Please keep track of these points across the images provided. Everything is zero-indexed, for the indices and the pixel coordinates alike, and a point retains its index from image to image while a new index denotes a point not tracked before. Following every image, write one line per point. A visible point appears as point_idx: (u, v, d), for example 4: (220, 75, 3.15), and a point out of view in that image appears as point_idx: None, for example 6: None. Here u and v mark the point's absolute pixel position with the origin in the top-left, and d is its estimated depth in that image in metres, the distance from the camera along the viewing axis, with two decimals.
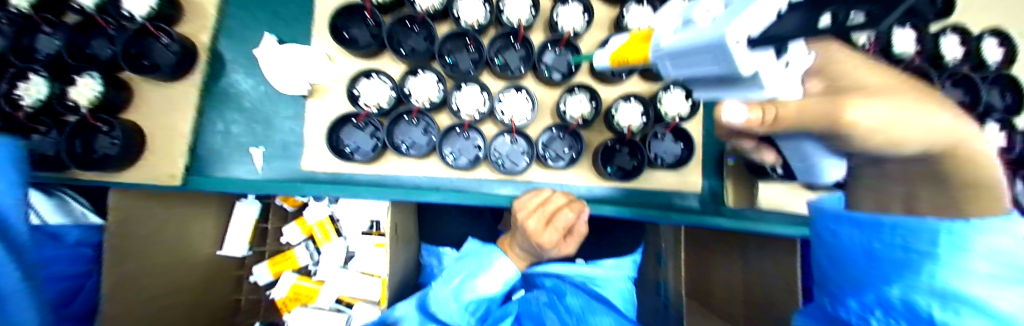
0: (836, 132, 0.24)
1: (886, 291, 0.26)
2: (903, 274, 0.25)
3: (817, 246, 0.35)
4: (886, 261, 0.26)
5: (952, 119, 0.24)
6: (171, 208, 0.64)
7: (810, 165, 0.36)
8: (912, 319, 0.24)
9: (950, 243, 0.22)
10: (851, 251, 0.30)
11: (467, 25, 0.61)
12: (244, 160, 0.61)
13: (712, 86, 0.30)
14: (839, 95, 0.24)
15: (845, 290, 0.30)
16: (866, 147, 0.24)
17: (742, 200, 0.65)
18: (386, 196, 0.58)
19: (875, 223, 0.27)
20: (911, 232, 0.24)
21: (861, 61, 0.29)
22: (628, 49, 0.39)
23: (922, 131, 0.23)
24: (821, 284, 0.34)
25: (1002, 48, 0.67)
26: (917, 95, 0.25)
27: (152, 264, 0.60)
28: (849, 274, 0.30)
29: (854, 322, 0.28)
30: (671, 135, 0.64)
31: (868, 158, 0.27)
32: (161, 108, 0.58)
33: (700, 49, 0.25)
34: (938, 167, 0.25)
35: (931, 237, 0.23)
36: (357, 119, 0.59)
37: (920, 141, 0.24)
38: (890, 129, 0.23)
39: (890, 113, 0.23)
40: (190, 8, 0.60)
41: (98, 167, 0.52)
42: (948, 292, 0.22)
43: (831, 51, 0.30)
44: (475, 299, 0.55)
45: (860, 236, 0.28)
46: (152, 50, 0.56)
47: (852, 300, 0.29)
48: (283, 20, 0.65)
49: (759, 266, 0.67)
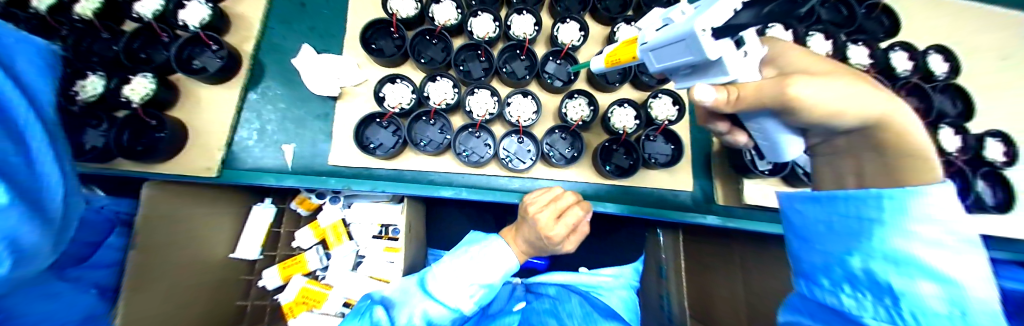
0: (788, 107, 0.29)
1: (843, 254, 0.34)
2: (856, 238, 0.34)
3: (791, 230, 0.44)
4: (843, 230, 0.36)
5: (885, 97, 0.30)
6: (200, 204, 0.70)
7: (773, 151, 0.40)
8: (874, 284, 0.31)
9: (894, 207, 0.30)
10: (821, 226, 0.39)
11: (478, 38, 0.68)
12: (275, 155, 0.68)
13: (688, 75, 0.37)
14: (788, 76, 0.29)
15: (810, 261, 0.39)
16: (812, 119, 0.30)
17: (730, 199, 0.68)
18: (402, 190, 0.64)
19: (834, 197, 0.36)
20: (857, 203, 0.34)
21: (809, 52, 0.34)
22: (619, 50, 0.45)
23: (858, 106, 0.29)
24: (795, 264, 0.43)
25: (948, 62, 0.77)
26: (856, 77, 0.31)
27: (173, 261, 0.64)
28: (816, 248, 0.39)
29: (824, 297, 0.36)
30: (662, 137, 0.69)
31: (821, 130, 0.33)
32: (206, 106, 0.67)
33: (676, 40, 0.31)
34: (877, 139, 0.32)
35: (878, 205, 0.32)
36: (380, 118, 0.66)
37: (856, 114, 0.29)
38: (830, 104, 0.28)
39: (827, 90, 0.28)
40: (240, 24, 0.71)
41: (150, 156, 0.59)
42: (901, 259, 0.29)
43: (785, 44, 0.36)
44: (477, 283, 0.59)
45: (825, 213, 0.38)
46: (202, 55, 0.68)
47: (823, 278, 0.37)
48: (319, 35, 0.75)
49: (763, 276, 0.70)
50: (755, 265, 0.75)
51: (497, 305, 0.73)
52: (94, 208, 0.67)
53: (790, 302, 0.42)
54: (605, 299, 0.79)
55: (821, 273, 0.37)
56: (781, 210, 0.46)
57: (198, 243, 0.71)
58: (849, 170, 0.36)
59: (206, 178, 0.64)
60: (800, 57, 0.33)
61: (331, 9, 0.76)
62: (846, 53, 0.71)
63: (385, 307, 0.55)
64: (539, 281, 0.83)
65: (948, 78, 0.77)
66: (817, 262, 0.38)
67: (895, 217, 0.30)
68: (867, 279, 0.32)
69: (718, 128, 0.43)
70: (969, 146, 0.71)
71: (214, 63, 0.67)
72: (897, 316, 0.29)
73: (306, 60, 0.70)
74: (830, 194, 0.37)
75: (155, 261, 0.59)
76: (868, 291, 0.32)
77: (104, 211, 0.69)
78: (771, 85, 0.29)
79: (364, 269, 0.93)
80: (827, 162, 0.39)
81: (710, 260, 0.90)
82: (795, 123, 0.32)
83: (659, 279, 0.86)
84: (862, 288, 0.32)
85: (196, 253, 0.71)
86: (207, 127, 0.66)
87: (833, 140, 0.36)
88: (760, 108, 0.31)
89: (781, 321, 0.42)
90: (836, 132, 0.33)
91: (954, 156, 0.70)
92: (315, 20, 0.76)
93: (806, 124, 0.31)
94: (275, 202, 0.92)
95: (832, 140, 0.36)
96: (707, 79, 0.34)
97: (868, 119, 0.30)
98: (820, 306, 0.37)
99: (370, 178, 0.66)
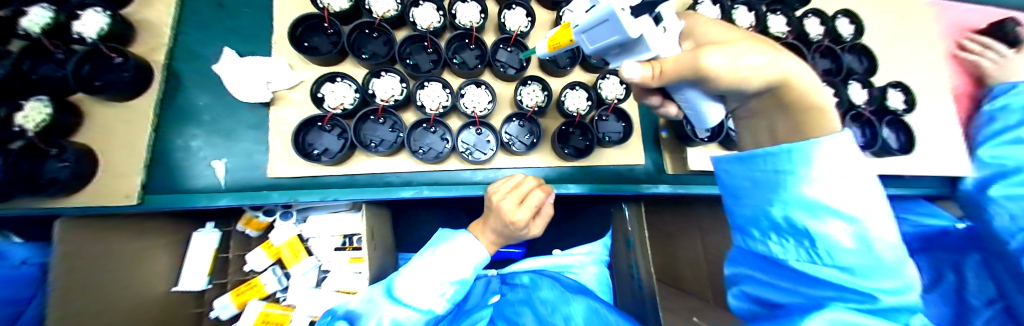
0: (702, 76, 0.31)
1: (766, 206, 0.38)
2: (773, 190, 0.37)
3: (725, 189, 0.48)
4: (764, 183, 0.38)
5: (784, 59, 0.32)
6: (125, 240, 0.63)
7: (700, 119, 0.42)
8: (795, 230, 0.35)
9: (801, 158, 0.33)
10: (746, 182, 0.41)
11: (423, 28, 0.66)
12: (206, 173, 0.62)
13: (619, 54, 0.38)
14: (700, 47, 0.31)
15: (741, 215, 0.43)
16: (725, 86, 0.32)
17: (678, 167, 0.73)
18: (359, 195, 0.61)
19: (753, 155, 0.39)
20: (773, 159, 0.36)
21: (717, 24, 0.37)
22: (558, 34, 0.45)
23: (762, 69, 0.31)
24: (730, 218, 0.46)
25: (852, 25, 0.87)
26: (760, 43, 0.33)
27: (97, 306, 0.56)
28: (745, 203, 0.42)
29: (761, 247, 0.40)
30: (613, 116, 0.71)
31: (735, 95, 0.35)
32: (114, 128, 0.58)
33: (601, 21, 0.32)
34: (789, 102, 0.34)
35: (788, 158, 0.34)
36: (322, 121, 0.61)
37: (762, 78, 0.31)
38: (737, 70, 0.30)
39: (734, 57, 0.30)
40: (147, 31, 0.63)
41: (43, 191, 0.49)
42: (813, 206, 0.32)
43: (699, 19, 0.38)
44: (452, 280, 0.59)
45: (746, 170, 0.41)
46: (110, 71, 0.58)
47: (755, 230, 0.41)
48: (243, 37, 0.69)
49: (722, 236, 0.76)
50: (709, 225, 0.81)
51: (472, 300, 0.71)
52: (9, 265, 0.63)
53: (734, 254, 0.47)
54: (579, 277, 0.84)
55: (752, 225, 0.41)
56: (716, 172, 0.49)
57: (130, 282, 0.64)
58: (764, 126, 0.40)
59: (127, 207, 0.56)
60: (710, 30, 0.35)
61: (253, 7, 0.70)
62: (766, 24, 0.77)
63: (348, 321, 0.53)
64: (513, 270, 0.83)
65: (855, 38, 0.87)
66: (747, 216, 0.41)
67: (803, 167, 0.33)
68: (787, 225, 0.35)
69: (652, 101, 0.46)
70: (874, 98, 0.81)
71: (122, 76, 0.57)
72: (815, 256, 0.34)
73: (231, 66, 0.64)
74: (751, 153, 0.40)
75: (86, 305, 0.54)
76: (791, 237, 0.36)
77: (30, 264, 0.65)
78: (686, 57, 0.30)
79: (329, 284, 0.87)
80: (749, 122, 0.43)
81: (674, 227, 0.96)
82: (711, 90, 0.34)
83: (627, 251, 0.89)
84: (785, 234, 0.36)
85: (128, 294, 0.63)
86: (118, 150, 0.58)
87: (747, 103, 0.39)
88: (681, 80, 0.33)
89: (729, 272, 0.48)
90: (747, 96, 0.35)
91: (861, 107, 0.80)
92: (238, 21, 0.69)
93: (720, 91, 0.33)
94: (218, 227, 0.84)
95: (747, 104, 0.40)
96: (635, 57, 0.35)
97: (772, 81, 0.32)
98: (756, 254, 0.42)
99: (319, 187, 0.61)
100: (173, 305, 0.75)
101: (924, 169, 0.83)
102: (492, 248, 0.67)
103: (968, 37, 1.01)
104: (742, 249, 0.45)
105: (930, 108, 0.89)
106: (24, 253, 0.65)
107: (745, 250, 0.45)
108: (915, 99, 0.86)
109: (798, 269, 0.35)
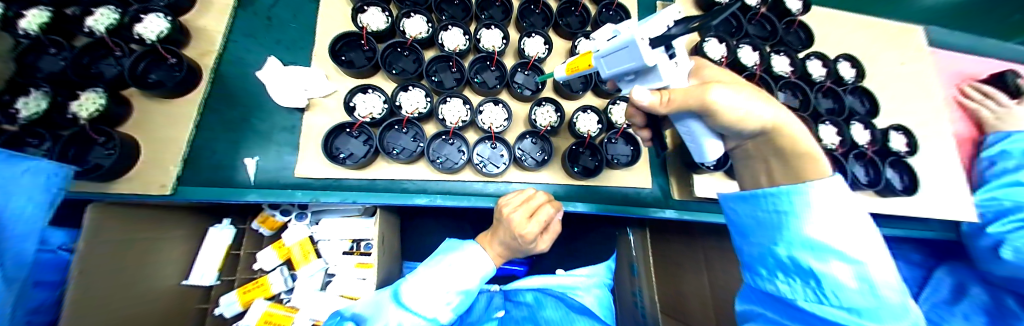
0: (707, 109, 0.36)
1: (771, 245, 0.40)
2: (777, 230, 0.40)
3: (732, 226, 0.50)
4: (767, 223, 0.41)
5: (779, 109, 0.38)
6: (148, 230, 0.65)
7: (699, 152, 0.47)
8: (798, 269, 0.37)
9: (799, 199, 0.37)
10: (751, 221, 0.44)
11: (449, 50, 0.72)
12: (238, 170, 0.65)
13: (631, 81, 0.42)
14: (710, 83, 0.36)
15: (749, 252, 0.45)
16: (727, 122, 0.37)
17: (685, 193, 0.75)
18: (377, 200, 0.64)
19: (754, 195, 0.42)
20: (774, 200, 0.39)
21: (722, 70, 0.43)
22: (577, 60, 0.49)
23: (760, 113, 0.36)
24: (738, 256, 0.48)
25: (853, 69, 0.92)
26: (757, 92, 0.39)
27: (111, 295, 0.58)
28: (752, 241, 0.44)
29: (767, 286, 0.42)
30: (623, 139, 0.75)
31: (733, 134, 0.40)
32: (161, 122, 0.63)
33: (621, 47, 0.36)
34: (777, 148, 0.40)
35: (788, 200, 0.38)
36: (350, 127, 0.66)
37: (758, 121, 0.37)
38: (739, 110, 0.35)
39: (736, 98, 0.35)
40: (201, 37, 0.69)
41: (88, 176, 0.53)
42: (815, 246, 0.35)
43: (705, 63, 0.45)
44: (463, 290, 0.61)
45: (749, 208, 0.44)
46: (158, 68, 0.65)
47: (762, 269, 0.42)
48: (287, 48, 0.76)
49: (729, 268, 0.76)
50: (716, 256, 0.82)
51: (475, 314, 0.71)
52: (49, 249, 0.63)
53: (745, 291, 0.48)
54: (582, 299, 0.80)
55: (759, 264, 0.43)
56: (723, 210, 0.51)
57: (144, 272, 0.66)
58: (761, 168, 0.45)
59: (160, 197, 0.59)
60: (716, 73, 0.41)
61: (297, 22, 0.78)
62: (769, 63, 0.81)
63: (355, 320, 0.53)
64: (514, 287, 0.84)
65: (856, 81, 0.91)
66: (755, 254, 0.44)
67: (802, 208, 0.36)
68: (793, 265, 0.37)
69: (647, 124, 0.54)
70: (875, 139, 0.84)
71: (171, 76, 0.64)
72: (822, 296, 0.35)
73: (275, 73, 0.70)
74: (753, 193, 0.43)
75: (97, 292, 0.55)
76: (797, 275, 0.37)
77: (64, 250, 0.66)
78: (694, 90, 0.35)
79: (335, 288, 0.88)
80: (742, 153, 0.46)
81: (681, 255, 0.97)
82: (716, 125, 0.40)
83: (632, 278, 0.90)
84: (791, 274, 0.38)
85: (142, 285, 0.66)
86: (161, 142, 0.61)
87: (745, 145, 0.44)
88: (687, 110, 0.38)
89: (740, 309, 0.48)
90: (744, 137, 0.41)
91: (864, 148, 0.82)
92: (283, 34, 0.76)
93: (722, 126, 0.39)
94: (234, 224, 0.87)
95: (743, 144, 0.45)
96: (646, 84, 0.39)
97: (765, 125, 0.37)
98: (765, 293, 0.43)
99: (341, 189, 0.65)
100: (182, 298, 0.76)
101: (930, 212, 0.84)
102: (499, 261, 0.68)
103: (969, 86, 1.05)
104: (751, 287, 0.46)
105: (933, 151, 0.91)
106: (62, 239, 0.65)
107: (753, 288, 0.45)
108: (917, 142, 0.88)
109: (806, 308, 0.37)
